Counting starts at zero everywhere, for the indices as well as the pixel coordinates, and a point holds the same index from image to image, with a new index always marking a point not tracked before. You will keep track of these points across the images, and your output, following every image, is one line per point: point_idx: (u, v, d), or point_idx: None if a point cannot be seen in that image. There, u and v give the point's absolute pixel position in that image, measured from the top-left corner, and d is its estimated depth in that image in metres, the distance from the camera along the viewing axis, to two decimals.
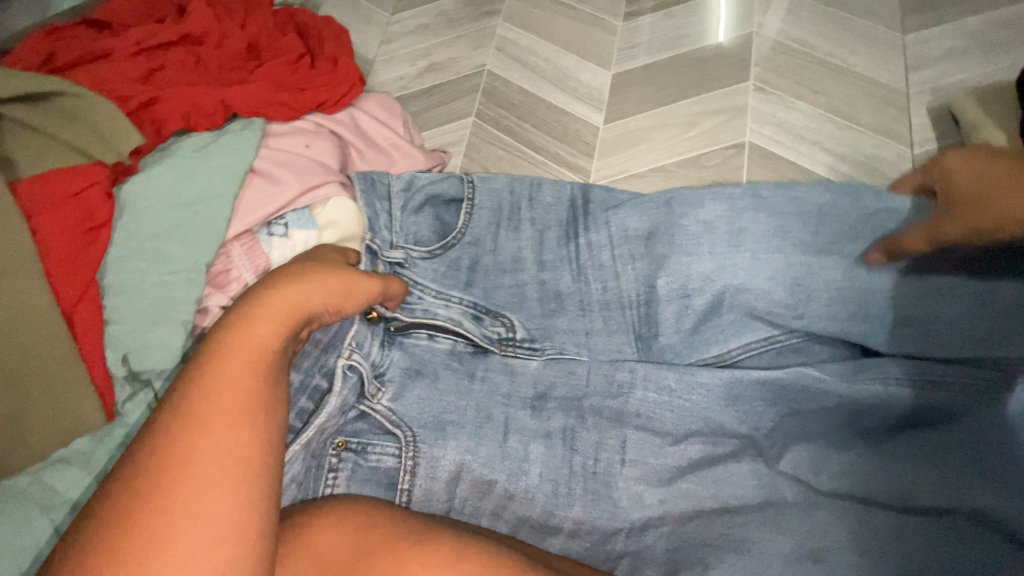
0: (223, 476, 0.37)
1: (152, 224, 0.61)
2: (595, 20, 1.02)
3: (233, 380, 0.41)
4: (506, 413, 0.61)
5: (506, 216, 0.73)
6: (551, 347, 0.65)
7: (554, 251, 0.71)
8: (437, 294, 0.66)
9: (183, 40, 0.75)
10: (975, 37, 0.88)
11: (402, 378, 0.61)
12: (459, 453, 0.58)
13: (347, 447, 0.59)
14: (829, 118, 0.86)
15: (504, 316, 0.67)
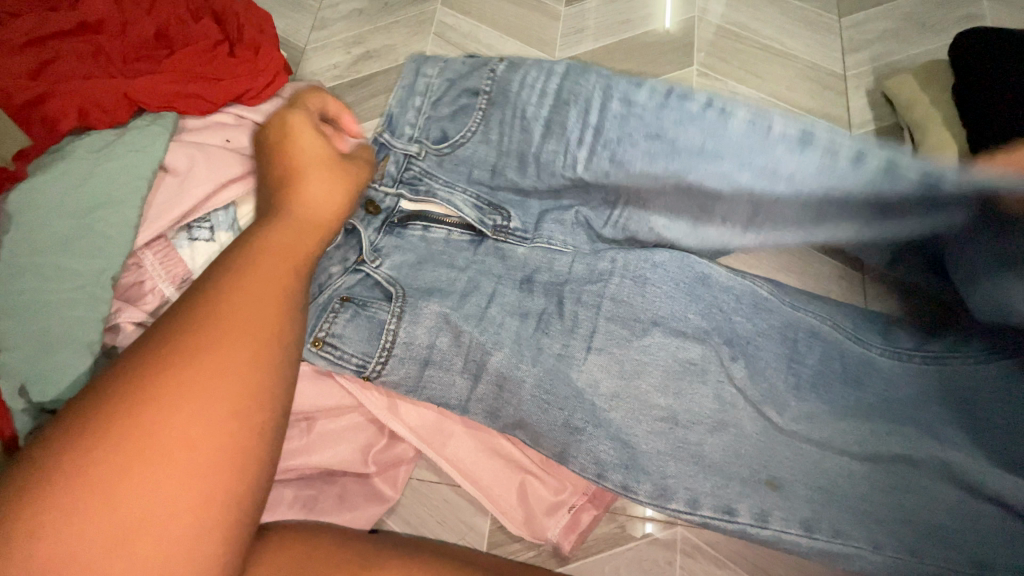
0: (218, 399, 0.35)
1: (45, 235, 0.54)
2: (538, 4, 0.99)
3: (238, 303, 0.39)
4: (492, 295, 0.65)
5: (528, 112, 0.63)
6: (541, 238, 0.67)
7: (567, 130, 0.61)
8: (443, 182, 0.67)
9: (79, 29, 0.68)
10: (904, 21, 0.90)
11: (398, 254, 0.66)
12: (439, 306, 0.63)
13: (351, 300, 0.64)
14: (770, 103, 0.87)
15: (505, 209, 0.67)
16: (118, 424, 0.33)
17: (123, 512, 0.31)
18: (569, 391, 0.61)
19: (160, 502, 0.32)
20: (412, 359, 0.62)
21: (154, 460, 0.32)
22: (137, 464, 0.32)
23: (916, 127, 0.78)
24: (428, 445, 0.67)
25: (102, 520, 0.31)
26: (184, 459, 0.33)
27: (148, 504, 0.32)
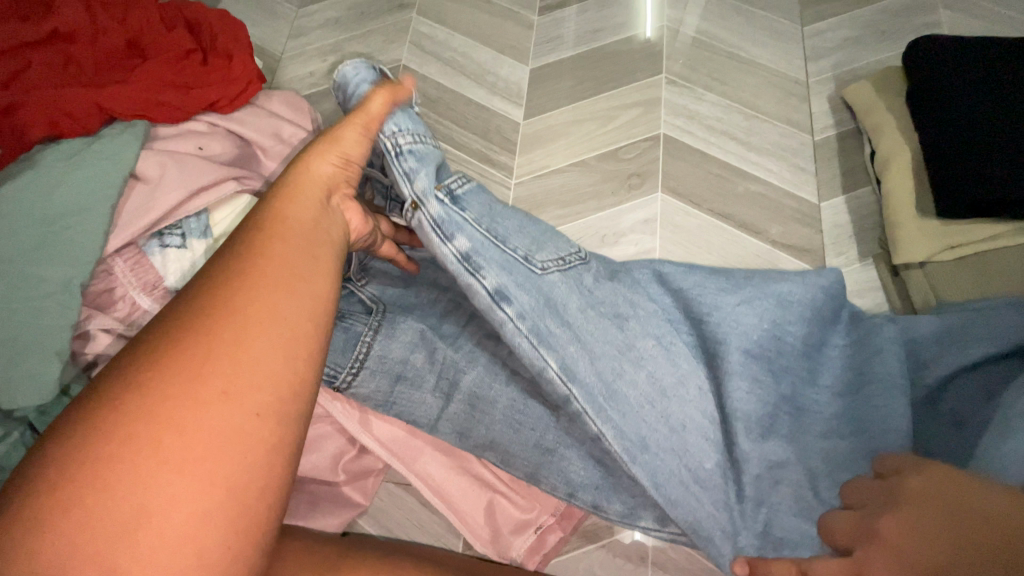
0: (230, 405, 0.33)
1: (15, 243, 0.55)
2: (512, 13, 1.01)
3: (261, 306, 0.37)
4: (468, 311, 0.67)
5: (438, 197, 0.56)
6: None
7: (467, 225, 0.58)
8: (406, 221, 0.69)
9: (50, 38, 0.68)
10: (864, 29, 0.94)
11: (382, 274, 0.69)
12: (417, 323, 0.65)
13: None
14: (736, 110, 0.89)
15: None
16: (130, 412, 0.32)
17: (125, 504, 0.30)
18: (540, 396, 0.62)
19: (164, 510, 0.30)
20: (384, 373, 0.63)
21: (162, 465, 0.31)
22: (145, 452, 0.31)
23: (874, 132, 0.81)
24: (399, 459, 0.68)
25: (111, 504, 0.30)
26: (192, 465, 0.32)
27: (150, 512, 0.30)
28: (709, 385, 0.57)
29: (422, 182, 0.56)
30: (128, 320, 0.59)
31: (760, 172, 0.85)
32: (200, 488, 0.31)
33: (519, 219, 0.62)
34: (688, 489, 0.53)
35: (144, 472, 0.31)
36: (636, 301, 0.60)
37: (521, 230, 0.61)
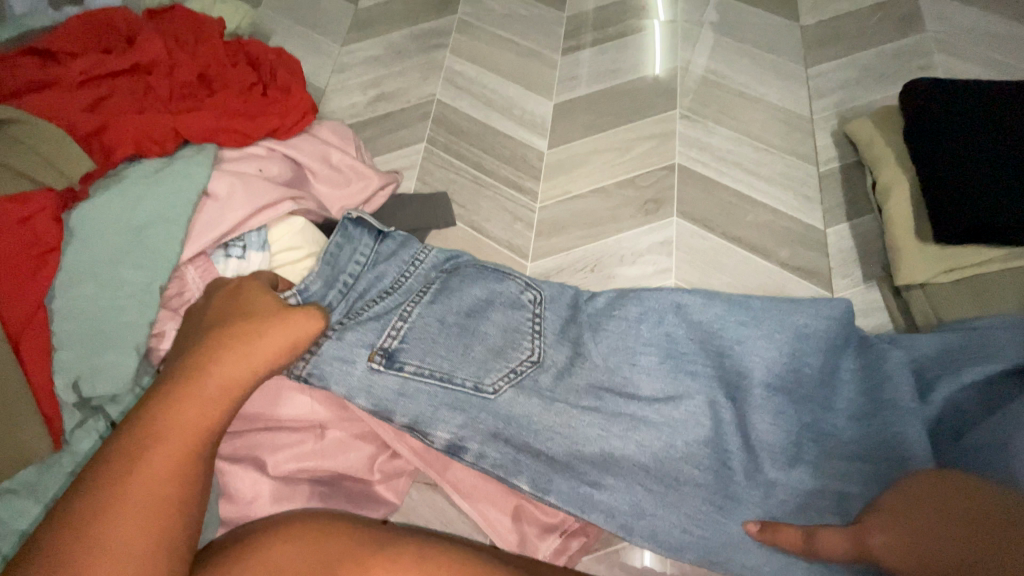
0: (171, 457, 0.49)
1: (103, 248, 0.61)
2: (537, 54, 1.10)
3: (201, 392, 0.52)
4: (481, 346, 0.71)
5: (372, 366, 0.65)
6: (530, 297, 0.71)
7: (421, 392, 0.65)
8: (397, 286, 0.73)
9: (131, 70, 0.77)
10: (863, 71, 1.01)
11: None
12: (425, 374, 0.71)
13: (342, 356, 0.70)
14: (745, 143, 0.96)
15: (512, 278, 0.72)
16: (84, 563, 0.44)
17: None
18: None
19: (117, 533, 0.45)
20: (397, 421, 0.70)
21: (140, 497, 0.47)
22: None
23: (874, 164, 0.87)
24: (430, 466, 0.71)
25: None
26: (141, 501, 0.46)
27: None
28: (731, 417, 0.63)
29: (355, 366, 0.65)
30: None
31: (768, 200, 0.91)
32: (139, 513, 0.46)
33: (462, 345, 0.67)
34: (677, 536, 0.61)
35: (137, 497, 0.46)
36: (602, 377, 0.66)
37: (469, 362, 0.67)
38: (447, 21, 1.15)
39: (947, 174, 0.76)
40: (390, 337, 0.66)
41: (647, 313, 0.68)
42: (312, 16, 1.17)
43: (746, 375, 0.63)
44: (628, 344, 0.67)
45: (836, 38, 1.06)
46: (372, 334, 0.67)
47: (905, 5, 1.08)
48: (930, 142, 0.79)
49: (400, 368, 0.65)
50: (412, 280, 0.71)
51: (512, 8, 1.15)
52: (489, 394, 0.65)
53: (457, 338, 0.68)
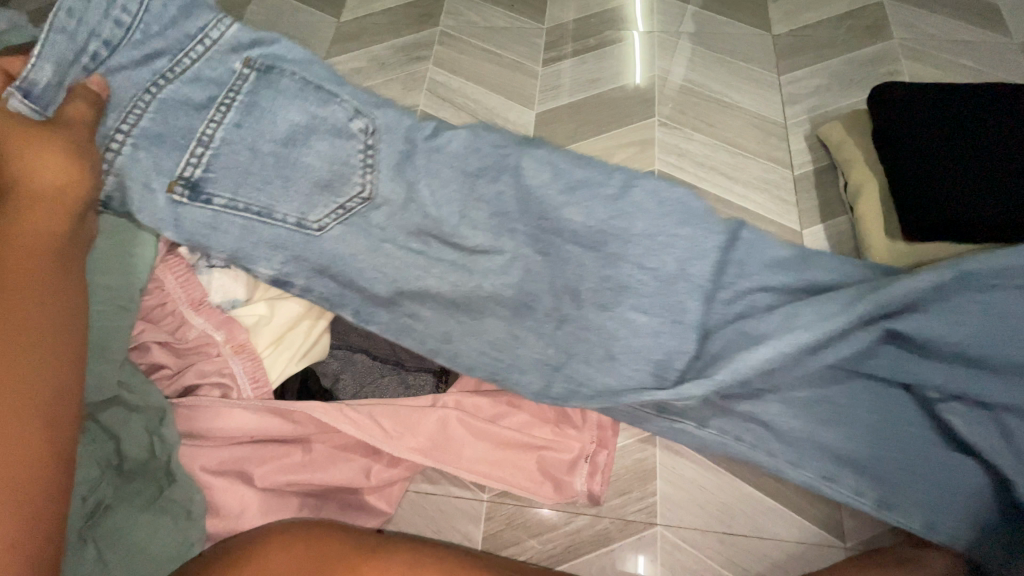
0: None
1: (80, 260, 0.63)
2: (518, 64, 1.12)
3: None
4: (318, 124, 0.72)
5: (174, 198, 0.67)
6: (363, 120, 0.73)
7: (229, 225, 0.68)
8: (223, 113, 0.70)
9: None
10: (833, 77, 1.05)
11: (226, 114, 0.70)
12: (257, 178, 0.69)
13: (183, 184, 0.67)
14: (722, 148, 0.99)
15: (359, 114, 0.74)
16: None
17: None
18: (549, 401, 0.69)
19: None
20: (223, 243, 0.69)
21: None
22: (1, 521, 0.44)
23: (846, 165, 0.90)
24: (430, 455, 0.70)
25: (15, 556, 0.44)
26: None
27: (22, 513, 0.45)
28: (556, 275, 0.70)
29: (158, 196, 0.67)
30: (177, 334, 0.68)
31: (746, 203, 0.94)
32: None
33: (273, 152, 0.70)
34: (501, 369, 0.70)
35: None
36: (394, 213, 0.72)
37: (291, 194, 0.70)
38: (429, 34, 1.16)
39: (924, 177, 0.79)
40: (191, 167, 0.68)
41: (477, 196, 0.72)
42: (294, 30, 1.18)
43: (611, 255, 0.69)
44: (463, 195, 0.72)
45: (806, 46, 1.09)
46: (176, 161, 0.67)
47: (872, 15, 1.12)
48: (902, 142, 0.83)
49: (207, 200, 0.68)
50: (237, 84, 0.71)
51: (493, 21, 1.17)
52: (291, 225, 0.69)
53: (274, 169, 0.70)
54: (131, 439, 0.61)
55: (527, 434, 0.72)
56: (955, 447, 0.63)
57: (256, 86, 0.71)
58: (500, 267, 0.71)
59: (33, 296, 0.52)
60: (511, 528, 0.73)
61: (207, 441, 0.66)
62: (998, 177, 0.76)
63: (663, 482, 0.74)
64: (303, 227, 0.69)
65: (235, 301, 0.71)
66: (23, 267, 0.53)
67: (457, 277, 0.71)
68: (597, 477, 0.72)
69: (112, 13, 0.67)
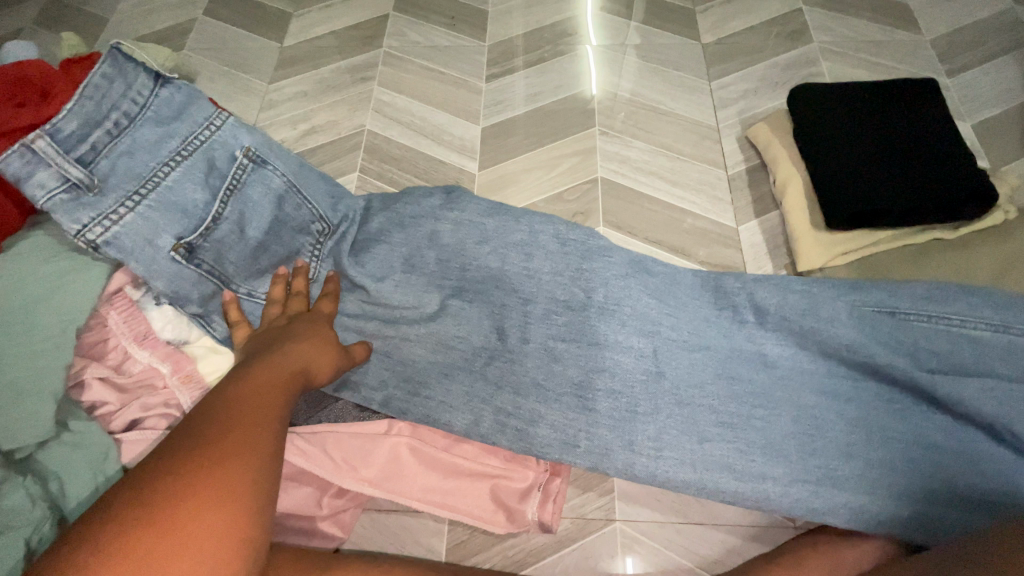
0: (268, 428, 0.51)
1: (16, 298, 0.62)
2: (463, 81, 1.14)
3: (259, 389, 0.54)
4: (285, 212, 0.78)
5: (174, 257, 0.68)
6: (320, 221, 0.81)
7: (201, 286, 0.70)
8: (222, 193, 0.74)
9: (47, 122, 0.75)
10: (760, 81, 1.11)
11: (210, 183, 0.74)
12: (234, 244, 0.73)
13: (183, 246, 0.69)
14: (661, 153, 1.03)
15: (320, 212, 0.81)
16: None
17: None
18: (502, 410, 0.72)
19: (199, 508, 0.42)
20: (187, 300, 0.69)
21: (218, 469, 0.45)
22: None
23: (774, 163, 0.95)
24: (380, 486, 0.71)
25: None
26: (238, 477, 0.45)
27: None
28: (507, 312, 0.76)
29: (156, 250, 0.68)
30: (121, 369, 0.67)
31: (685, 203, 0.98)
32: (240, 487, 0.45)
33: (228, 224, 0.73)
34: (465, 397, 0.72)
35: (227, 463, 0.46)
36: (350, 292, 0.79)
37: (257, 268, 0.75)
38: (373, 54, 1.18)
39: (842, 173, 0.85)
40: (193, 231, 0.70)
41: (421, 268, 0.79)
42: (237, 56, 1.18)
43: (535, 280, 0.77)
44: (396, 253, 0.80)
45: (734, 53, 1.16)
46: (177, 224, 0.70)
47: (794, 21, 1.19)
48: (820, 144, 0.88)
49: (201, 263, 0.70)
50: (216, 157, 0.76)
51: (436, 40, 1.20)
52: (242, 294, 0.72)
53: (229, 239, 0.73)
54: (75, 479, 0.58)
55: (477, 462, 0.73)
56: (884, 423, 0.67)
57: (231, 166, 0.76)
58: (452, 326, 0.76)
59: (264, 422, 0.51)
60: (475, 536, 0.74)
61: None
62: (911, 163, 0.83)
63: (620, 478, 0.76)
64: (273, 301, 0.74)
65: (186, 338, 0.70)
66: (282, 385, 0.57)
67: (415, 326, 0.76)
68: (548, 506, 0.72)
69: (100, 82, 0.71)
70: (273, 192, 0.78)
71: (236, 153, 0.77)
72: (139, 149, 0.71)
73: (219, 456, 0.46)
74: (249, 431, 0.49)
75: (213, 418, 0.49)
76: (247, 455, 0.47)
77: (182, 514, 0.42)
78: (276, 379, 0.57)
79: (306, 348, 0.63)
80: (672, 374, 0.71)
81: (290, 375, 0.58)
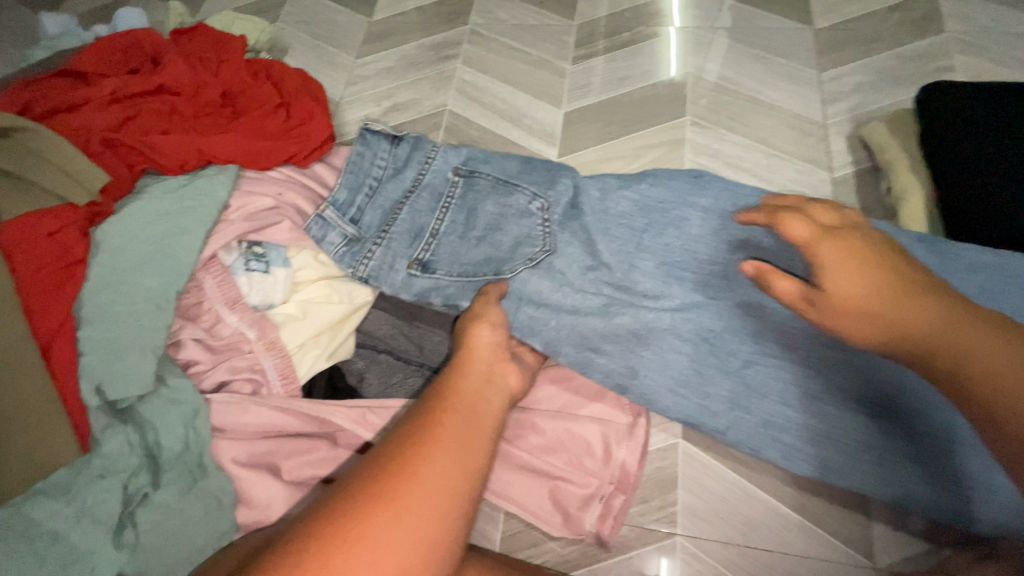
0: (457, 453, 0.47)
1: (125, 257, 0.66)
2: (548, 63, 1.11)
3: (451, 399, 0.52)
4: (470, 215, 0.77)
5: (320, 214, 0.76)
6: (498, 229, 0.77)
7: (327, 235, 0.75)
8: (403, 194, 0.78)
9: (157, 90, 0.79)
10: (877, 74, 1.00)
11: (405, 189, 0.78)
12: (390, 231, 0.76)
13: (332, 208, 0.76)
14: (756, 149, 0.96)
15: (506, 219, 0.77)
16: None
17: None
18: None
19: (387, 528, 0.42)
20: (272, 285, 0.73)
21: (410, 492, 0.43)
22: None
23: (889, 167, 0.87)
24: None
25: None
26: (426, 500, 0.44)
27: None
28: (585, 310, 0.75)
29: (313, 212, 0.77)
30: (212, 331, 0.71)
31: None
32: (430, 510, 0.43)
33: (514, 234, 0.75)
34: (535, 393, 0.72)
35: (416, 486, 0.44)
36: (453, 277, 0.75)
37: (406, 253, 0.75)
38: (459, 32, 1.16)
39: (969, 190, 0.76)
40: (355, 207, 0.77)
41: (598, 261, 0.76)
42: (327, 30, 1.20)
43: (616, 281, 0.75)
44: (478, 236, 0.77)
45: (849, 40, 1.05)
46: (348, 198, 0.77)
47: (924, 6, 1.06)
48: (947, 154, 0.79)
49: (344, 227, 0.76)
50: (434, 173, 0.80)
51: (523, 18, 1.16)
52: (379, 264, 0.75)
53: (522, 248, 0.75)
54: (168, 432, 0.62)
55: (543, 460, 0.73)
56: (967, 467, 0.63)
57: (440, 179, 0.79)
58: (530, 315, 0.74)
59: (455, 438, 0.48)
60: (530, 529, 0.73)
61: (237, 434, 0.66)
62: None
63: (685, 493, 0.74)
64: (396, 278, 0.74)
65: (271, 303, 0.73)
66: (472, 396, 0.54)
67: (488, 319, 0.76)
68: (608, 521, 0.71)
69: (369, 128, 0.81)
70: (462, 202, 0.78)
71: (447, 168, 0.80)
72: (370, 151, 0.80)
73: (414, 475, 0.44)
74: (440, 446, 0.47)
75: (409, 428, 0.48)
76: (439, 476, 0.45)
77: (375, 532, 0.41)
78: (464, 413, 0.51)
79: (485, 368, 0.58)
80: (736, 392, 0.70)
81: (477, 384, 0.55)
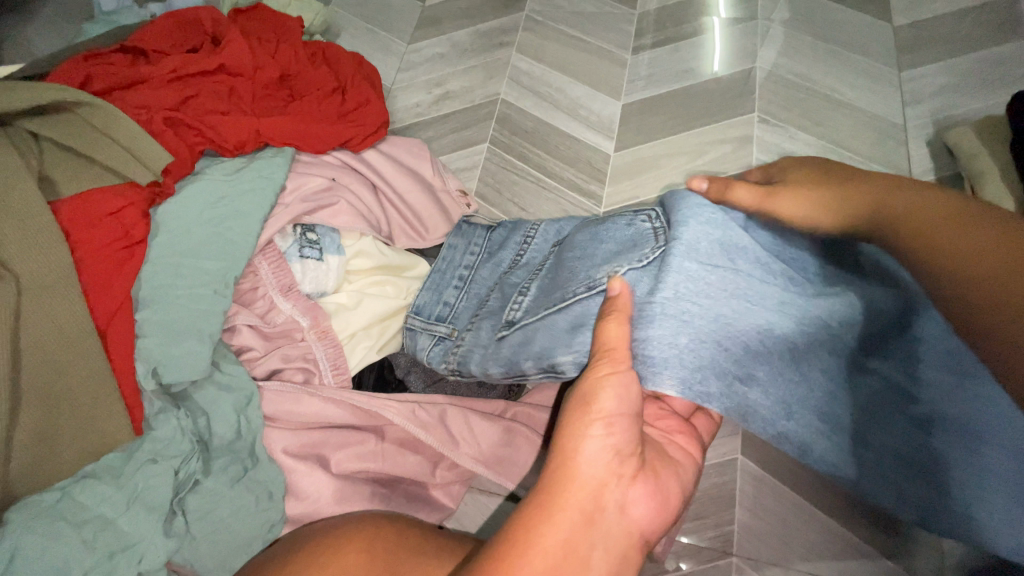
0: None
1: (183, 239, 0.65)
2: (606, 53, 1.06)
3: (561, 522, 0.43)
4: (566, 259, 0.67)
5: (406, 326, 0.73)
6: (601, 255, 0.64)
7: (415, 339, 0.73)
8: (498, 270, 0.74)
9: (215, 70, 0.78)
10: (966, 74, 0.93)
11: (501, 264, 0.75)
12: (479, 307, 0.71)
13: (417, 321, 0.73)
14: (830, 150, 0.90)
15: (614, 246, 0.65)
16: None
17: None
18: None
19: None
20: (327, 272, 0.71)
21: None
22: None
23: (975, 178, 0.80)
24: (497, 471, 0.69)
25: None
26: None
27: None
28: None
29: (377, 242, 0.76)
30: (265, 318, 0.69)
31: None
32: None
33: (610, 264, 0.62)
34: None
35: None
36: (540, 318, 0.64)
37: (495, 320, 0.68)
38: (513, 18, 1.13)
39: None
40: (443, 305, 0.74)
41: (732, 243, 0.58)
42: (379, 14, 1.18)
43: None
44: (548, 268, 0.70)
45: (935, 36, 0.97)
46: (432, 304, 0.74)
47: None
48: None
49: (433, 328, 0.72)
50: (532, 239, 0.75)
51: (581, 5, 1.12)
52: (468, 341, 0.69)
53: (624, 258, 0.62)
54: (220, 419, 0.61)
55: None
56: None
57: (538, 242, 0.74)
58: None
59: None
60: None
61: (287, 424, 0.65)
62: None
63: (744, 513, 0.70)
64: (483, 362, 0.66)
65: (324, 291, 0.71)
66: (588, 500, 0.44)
67: None
68: (660, 537, 0.67)
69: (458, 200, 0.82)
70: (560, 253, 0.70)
71: (546, 232, 0.75)
72: (466, 234, 0.80)
73: None
74: None
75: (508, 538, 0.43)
76: None
77: None
78: (547, 560, 0.42)
79: (607, 490, 0.45)
80: None
81: (593, 487, 0.45)
